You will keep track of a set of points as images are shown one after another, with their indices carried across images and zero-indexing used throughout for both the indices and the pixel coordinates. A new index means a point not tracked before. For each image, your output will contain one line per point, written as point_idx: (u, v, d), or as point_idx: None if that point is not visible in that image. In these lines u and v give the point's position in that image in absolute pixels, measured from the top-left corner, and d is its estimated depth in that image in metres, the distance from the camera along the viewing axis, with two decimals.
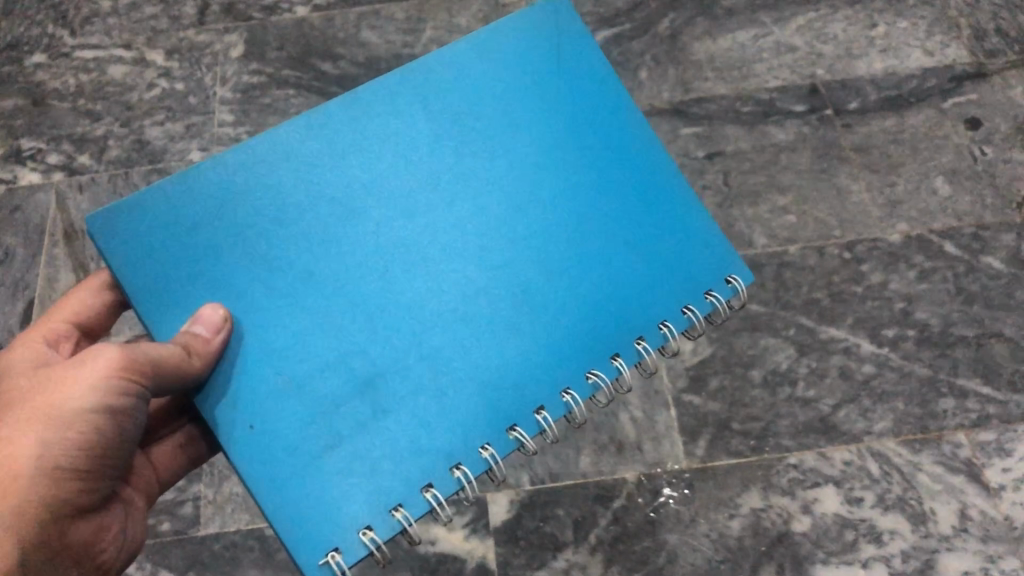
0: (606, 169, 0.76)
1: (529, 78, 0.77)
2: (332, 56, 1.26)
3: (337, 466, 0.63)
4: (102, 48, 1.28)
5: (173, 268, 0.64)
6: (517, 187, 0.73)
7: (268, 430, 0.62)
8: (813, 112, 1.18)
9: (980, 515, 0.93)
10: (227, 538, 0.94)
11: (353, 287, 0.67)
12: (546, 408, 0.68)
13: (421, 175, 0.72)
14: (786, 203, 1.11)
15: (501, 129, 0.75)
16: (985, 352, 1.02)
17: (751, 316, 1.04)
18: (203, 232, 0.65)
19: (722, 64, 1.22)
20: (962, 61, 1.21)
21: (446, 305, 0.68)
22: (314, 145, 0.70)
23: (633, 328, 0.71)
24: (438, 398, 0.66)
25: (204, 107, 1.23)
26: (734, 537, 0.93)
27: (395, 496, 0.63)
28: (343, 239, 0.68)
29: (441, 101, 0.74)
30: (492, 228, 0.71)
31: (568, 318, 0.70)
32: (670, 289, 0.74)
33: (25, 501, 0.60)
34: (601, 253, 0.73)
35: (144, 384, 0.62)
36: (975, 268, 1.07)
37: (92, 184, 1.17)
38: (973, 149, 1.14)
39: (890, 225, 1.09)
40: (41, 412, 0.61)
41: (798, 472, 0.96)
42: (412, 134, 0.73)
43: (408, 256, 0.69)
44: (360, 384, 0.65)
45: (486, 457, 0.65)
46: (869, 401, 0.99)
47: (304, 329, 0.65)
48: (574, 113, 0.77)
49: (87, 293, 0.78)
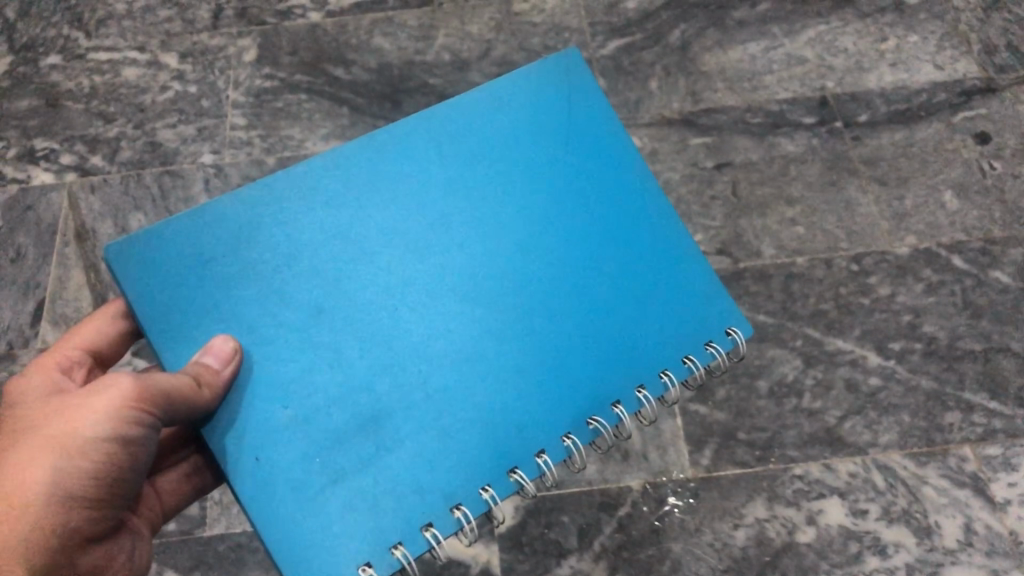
0: (612, 216, 0.76)
1: (539, 125, 0.78)
2: (344, 62, 1.27)
3: (342, 501, 0.63)
4: (116, 50, 1.29)
5: (190, 301, 0.66)
6: (523, 230, 0.74)
7: (275, 463, 0.63)
8: (823, 124, 1.18)
9: (985, 529, 0.93)
10: (233, 540, 0.95)
11: (362, 327, 0.68)
12: (547, 451, 0.68)
13: (431, 218, 0.73)
14: (795, 215, 1.12)
15: (509, 173, 0.76)
16: (992, 367, 1.02)
17: (758, 326, 1.04)
18: (222, 268, 0.68)
19: (733, 75, 1.23)
20: (972, 76, 1.21)
21: (452, 344, 0.69)
22: (328, 186, 0.72)
23: (632, 375, 0.72)
24: (442, 438, 0.66)
25: (217, 110, 1.24)
26: (738, 547, 0.93)
27: (396, 533, 0.64)
28: (353, 277, 0.70)
29: (452, 144, 0.76)
30: (499, 270, 0.72)
31: (569, 361, 0.71)
32: (672, 338, 0.74)
33: (37, 527, 0.60)
34: (604, 299, 0.73)
35: (156, 415, 0.63)
36: (983, 282, 1.07)
37: (104, 186, 1.18)
38: (983, 164, 1.14)
39: (898, 238, 1.10)
40: (54, 439, 0.62)
41: (803, 483, 0.96)
42: (423, 178, 0.74)
43: (416, 297, 0.70)
44: (367, 421, 0.66)
45: (486, 498, 0.66)
46: (875, 413, 0.99)
47: (313, 365, 0.66)
48: (581, 160, 0.78)
49: (101, 321, 0.78)
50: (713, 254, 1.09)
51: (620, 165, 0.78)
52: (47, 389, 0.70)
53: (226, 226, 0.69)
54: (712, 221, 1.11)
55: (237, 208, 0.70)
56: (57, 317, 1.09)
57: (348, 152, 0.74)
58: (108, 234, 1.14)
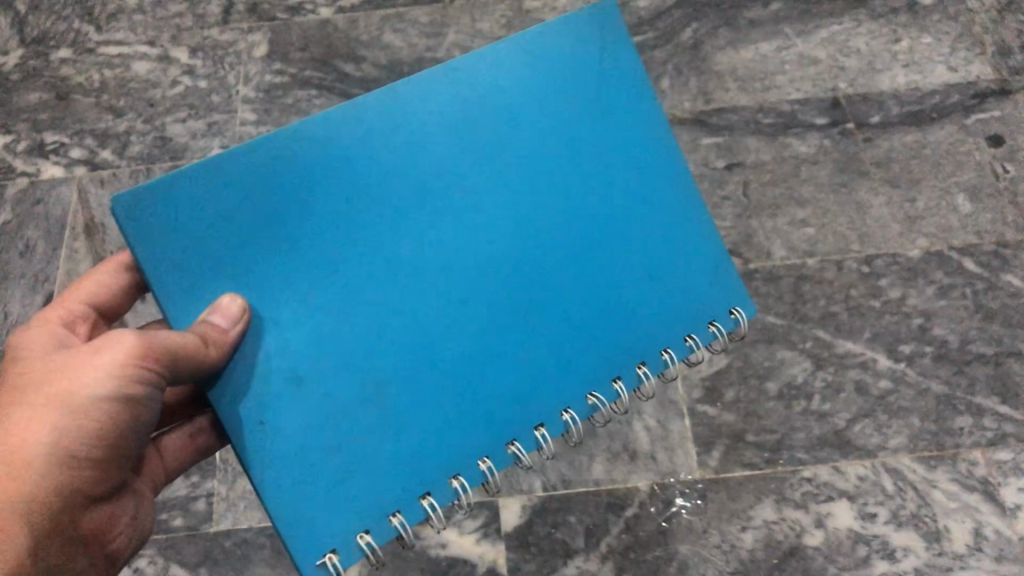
0: (637, 186, 0.72)
1: (566, 89, 0.71)
2: (355, 58, 1.27)
3: (343, 468, 0.62)
4: (126, 44, 1.29)
5: (200, 255, 0.60)
6: (542, 202, 0.69)
7: (281, 428, 0.61)
8: (835, 125, 1.18)
9: (995, 534, 0.93)
10: (239, 535, 0.95)
11: (370, 296, 0.64)
12: (546, 424, 0.68)
13: (449, 184, 0.67)
14: (806, 216, 1.11)
15: (534, 138, 0.69)
16: (1003, 371, 1.01)
17: (767, 327, 1.04)
18: (229, 221, 0.61)
19: (744, 75, 1.22)
20: (986, 77, 1.21)
21: (465, 317, 0.66)
22: (349, 135, 0.64)
23: (631, 353, 0.71)
24: (445, 409, 0.65)
25: (227, 106, 1.24)
26: (746, 549, 0.92)
27: (394, 501, 0.63)
28: (365, 245, 0.64)
29: (484, 98, 0.68)
30: (513, 244, 0.68)
31: (576, 339, 0.69)
32: (675, 319, 0.73)
33: (36, 488, 0.60)
34: (612, 278, 0.71)
35: (159, 370, 0.61)
36: (994, 285, 1.06)
37: (113, 180, 1.18)
38: (995, 167, 1.14)
39: (910, 240, 1.09)
40: (55, 397, 0.60)
41: (812, 486, 0.95)
42: (443, 137, 0.67)
43: (434, 267, 0.66)
44: (370, 390, 0.63)
45: (483, 471, 0.66)
46: (885, 416, 0.99)
47: (318, 328, 0.62)
48: (606, 130, 0.72)
49: (105, 273, 0.76)
50: None
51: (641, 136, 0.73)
52: (52, 336, 0.68)
53: (232, 174, 0.61)
54: (723, 222, 1.11)
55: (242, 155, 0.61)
56: None
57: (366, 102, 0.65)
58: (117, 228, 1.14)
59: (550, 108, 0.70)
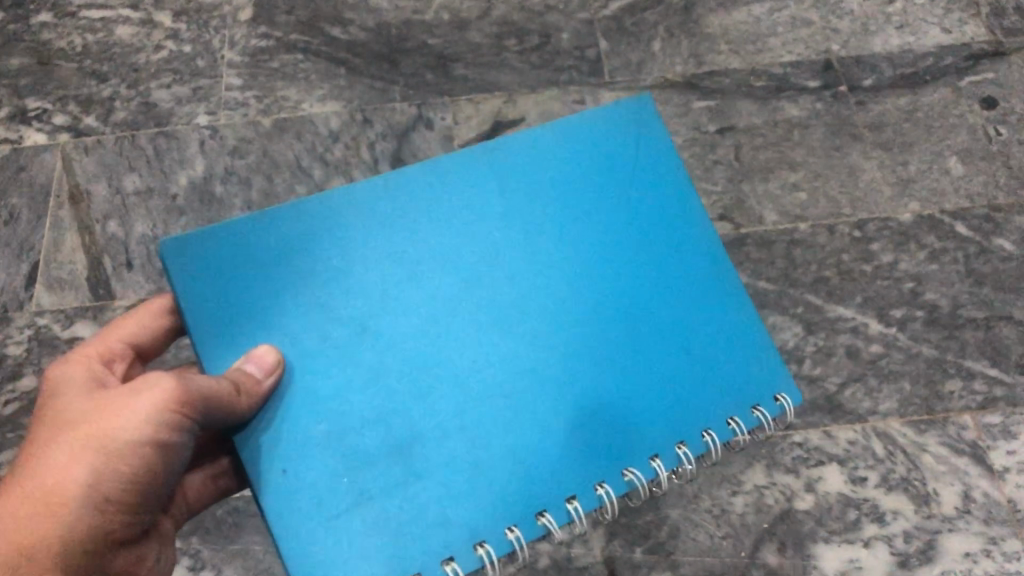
0: (661, 270, 0.85)
1: (596, 176, 0.86)
2: (342, 21, 1.24)
3: (365, 521, 0.71)
4: (108, 8, 1.27)
5: (231, 304, 0.73)
6: (573, 270, 0.82)
7: (308, 477, 0.70)
8: (828, 88, 1.17)
9: (983, 497, 0.93)
10: (230, 504, 0.94)
11: (415, 359, 0.76)
12: (577, 497, 0.76)
13: (486, 258, 0.81)
14: (798, 180, 1.10)
15: (564, 222, 0.84)
16: (993, 335, 1.01)
17: (758, 293, 1.04)
18: (277, 276, 0.74)
19: (736, 38, 1.21)
20: (980, 39, 1.20)
21: (493, 373, 0.77)
22: (419, 195, 0.81)
23: (669, 433, 0.80)
24: (474, 467, 0.74)
25: (212, 71, 1.22)
26: (737, 513, 0.92)
27: (415, 563, 0.71)
28: (411, 309, 0.77)
29: (517, 181, 0.84)
30: (543, 312, 0.80)
31: (598, 400, 0.78)
32: (713, 403, 0.82)
33: (70, 529, 0.63)
34: (643, 355, 0.81)
35: (194, 418, 0.66)
36: (986, 249, 1.06)
37: (97, 146, 1.16)
38: (989, 130, 1.13)
39: (902, 204, 1.08)
40: (93, 439, 0.64)
41: (802, 451, 0.95)
42: (484, 215, 0.82)
43: (476, 320, 0.78)
44: (399, 446, 0.73)
45: (511, 539, 0.73)
46: (875, 380, 0.99)
47: (362, 392, 0.73)
48: (636, 226, 0.86)
49: (145, 315, 0.81)
50: (715, 220, 1.08)
51: (665, 222, 0.87)
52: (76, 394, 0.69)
53: (282, 231, 0.76)
54: (714, 186, 1.10)
55: (289, 213, 0.76)
56: (52, 280, 1.08)
57: (407, 176, 0.81)
58: (102, 196, 1.12)
59: (578, 198, 0.85)
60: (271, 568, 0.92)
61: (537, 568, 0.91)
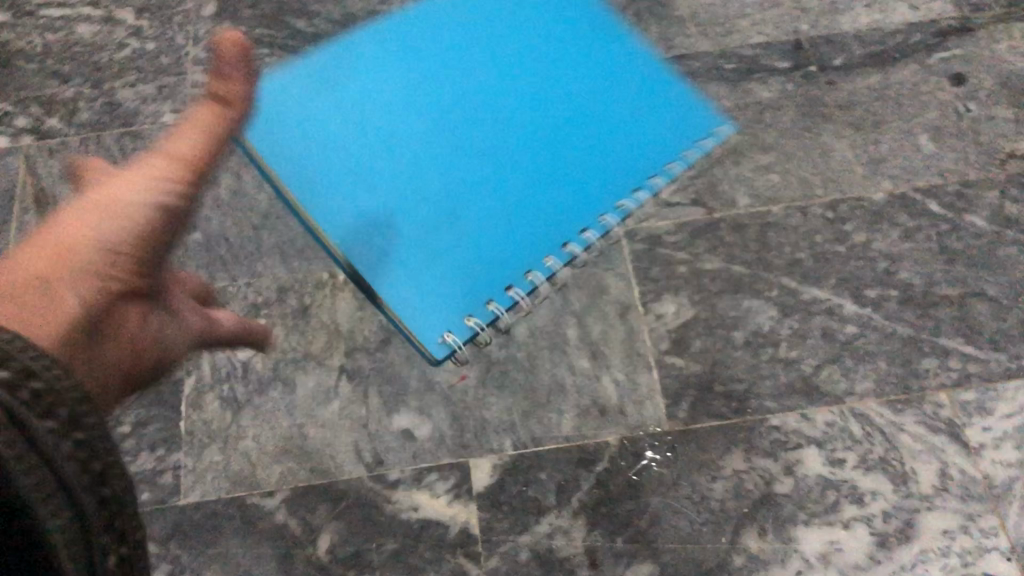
0: (568, 122, 1.05)
1: (519, 48, 1.08)
2: (307, 14, 1.23)
3: (414, 292, 0.93)
4: (69, 6, 1.25)
5: (299, 164, 0.95)
6: (516, 124, 1.03)
7: (389, 275, 0.92)
8: (798, 68, 1.16)
9: (960, 474, 0.93)
10: (208, 508, 0.94)
11: (408, 178, 0.98)
12: (533, 270, 0.97)
13: (450, 129, 1.02)
14: (770, 162, 1.10)
15: (496, 101, 1.04)
16: (967, 311, 1.01)
17: (732, 277, 1.04)
18: (305, 159, 0.95)
19: (705, 20, 1.20)
20: (948, 15, 1.19)
21: (458, 182, 0.99)
22: (413, 184, 0.98)
23: (605, 195, 1.02)
24: (464, 250, 0.96)
25: (177, 67, 1.20)
26: (717, 499, 0.92)
27: (455, 320, 0.91)
28: (397, 157, 0.99)
29: (455, 61, 1.05)
30: (491, 133, 1.03)
31: (540, 156, 1.02)
32: (626, 175, 1.03)
33: (78, 284, 0.63)
34: (560, 150, 1.03)
35: (163, 184, 0.71)
36: (958, 227, 1.06)
37: (62, 149, 1.14)
38: (958, 106, 1.13)
39: (874, 183, 1.08)
40: (99, 206, 0.69)
41: (781, 434, 0.95)
42: (433, 84, 1.04)
43: (448, 165, 1.00)
44: (421, 241, 0.95)
45: (492, 308, 0.93)
46: (851, 361, 0.99)
47: (369, 193, 0.95)
48: (558, 93, 1.06)
49: (193, 130, 0.75)
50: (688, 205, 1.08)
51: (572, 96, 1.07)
52: (172, 167, 0.72)
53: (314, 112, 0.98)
54: (686, 171, 1.10)
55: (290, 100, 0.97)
56: None
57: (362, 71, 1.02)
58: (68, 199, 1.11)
59: (508, 70, 1.06)
60: (251, 571, 0.91)
61: (518, 561, 0.90)
